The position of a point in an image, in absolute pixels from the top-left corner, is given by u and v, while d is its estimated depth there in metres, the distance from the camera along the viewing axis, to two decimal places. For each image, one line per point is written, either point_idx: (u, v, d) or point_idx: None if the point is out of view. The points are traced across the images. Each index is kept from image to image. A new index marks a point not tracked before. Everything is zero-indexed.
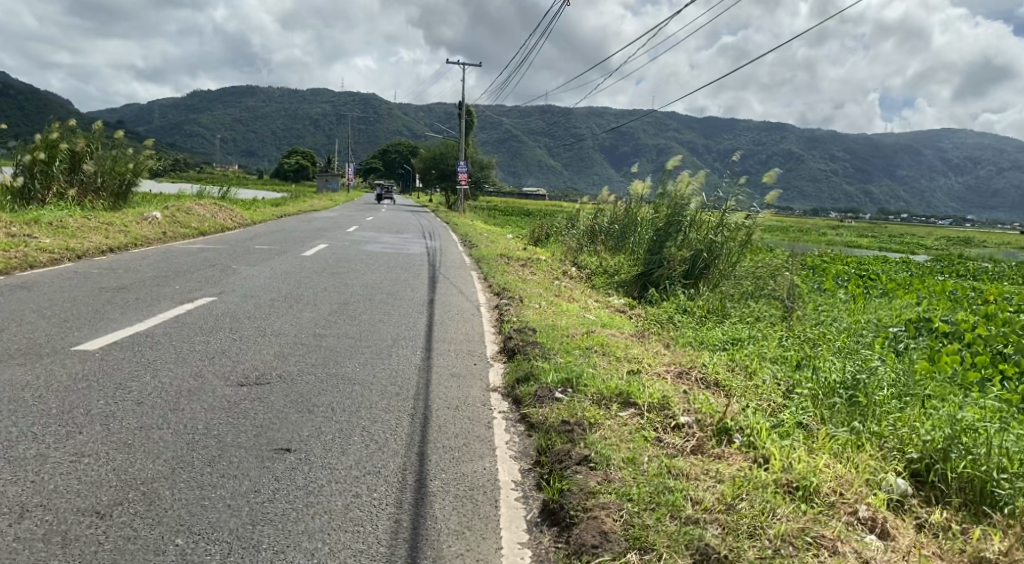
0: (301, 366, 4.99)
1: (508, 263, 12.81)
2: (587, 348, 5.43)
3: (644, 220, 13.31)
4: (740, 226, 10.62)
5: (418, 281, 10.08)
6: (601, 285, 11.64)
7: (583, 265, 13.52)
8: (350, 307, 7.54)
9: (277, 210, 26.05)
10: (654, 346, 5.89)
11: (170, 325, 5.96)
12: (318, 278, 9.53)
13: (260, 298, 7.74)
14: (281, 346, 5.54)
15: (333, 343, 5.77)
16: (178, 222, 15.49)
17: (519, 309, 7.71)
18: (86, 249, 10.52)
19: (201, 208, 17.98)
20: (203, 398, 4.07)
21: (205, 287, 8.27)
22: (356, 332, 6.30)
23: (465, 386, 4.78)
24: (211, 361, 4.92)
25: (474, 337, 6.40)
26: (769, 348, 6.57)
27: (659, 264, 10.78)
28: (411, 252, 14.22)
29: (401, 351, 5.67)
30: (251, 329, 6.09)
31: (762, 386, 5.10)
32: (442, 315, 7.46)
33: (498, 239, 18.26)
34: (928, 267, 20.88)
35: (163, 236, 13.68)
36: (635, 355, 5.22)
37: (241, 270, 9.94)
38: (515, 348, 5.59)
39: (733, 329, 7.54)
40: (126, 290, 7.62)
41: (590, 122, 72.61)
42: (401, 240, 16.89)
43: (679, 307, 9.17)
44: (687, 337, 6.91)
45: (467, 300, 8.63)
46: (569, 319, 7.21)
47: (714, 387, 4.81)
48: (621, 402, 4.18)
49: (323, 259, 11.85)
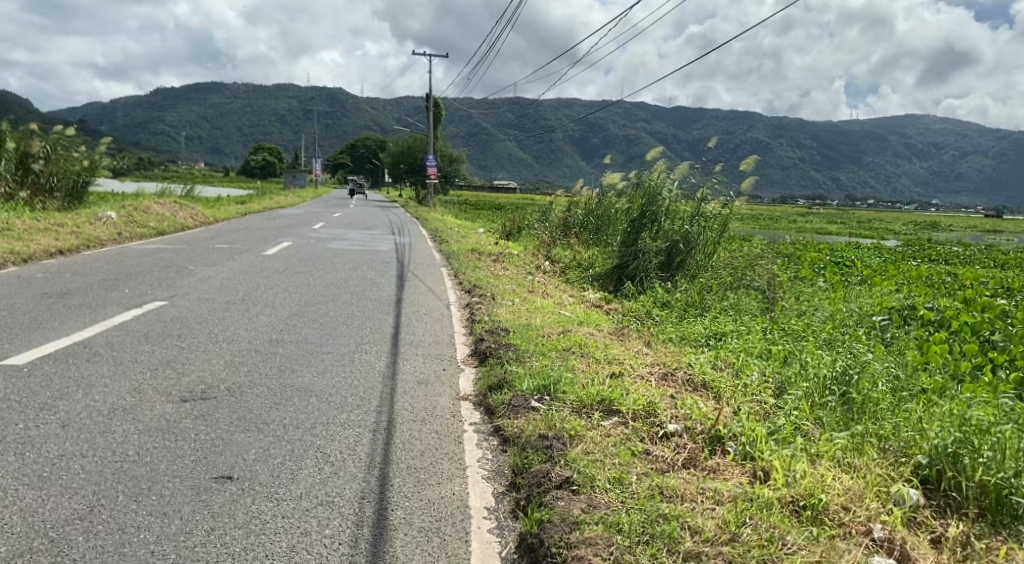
0: (254, 377, 4.57)
1: (480, 258, 12.43)
2: (563, 348, 5.08)
3: (618, 210, 13.02)
4: (716, 216, 10.39)
5: (386, 279, 9.66)
6: (576, 279, 11.31)
7: (556, 259, 13.19)
8: (312, 308, 7.10)
9: (241, 207, 25.28)
10: (635, 344, 5.58)
11: (114, 332, 5.50)
12: (280, 278, 9.06)
13: (215, 301, 7.26)
14: (233, 355, 5.11)
15: (291, 349, 5.35)
16: (135, 221, 14.82)
17: (491, 307, 7.35)
18: (33, 251, 9.91)
19: (160, 206, 17.27)
20: (138, 419, 3.63)
21: (158, 290, 7.77)
22: (318, 336, 5.89)
23: (432, 395, 4.41)
24: (154, 373, 4.48)
25: (444, 338, 6.03)
26: (755, 343, 6.30)
27: (634, 256, 10.48)
28: (380, 249, 13.76)
29: (364, 356, 5.27)
30: (202, 336, 5.64)
31: (752, 385, 4.84)
32: (410, 315, 7.06)
33: (470, 234, 17.85)
34: (900, 252, 20.94)
35: (119, 237, 13.05)
36: (616, 356, 4.90)
37: (199, 271, 9.42)
38: (487, 350, 5.24)
39: (714, 323, 7.26)
40: (70, 296, 7.09)
41: (560, 114, 72.39)
42: (370, 237, 16.40)
43: (656, 301, 8.88)
44: (668, 334, 6.62)
45: (437, 299, 8.25)
46: (544, 317, 6.87)
47: (701, 389, 4.51)
48: (603, 409, 3.86)
49: (287, 258, 11.35)
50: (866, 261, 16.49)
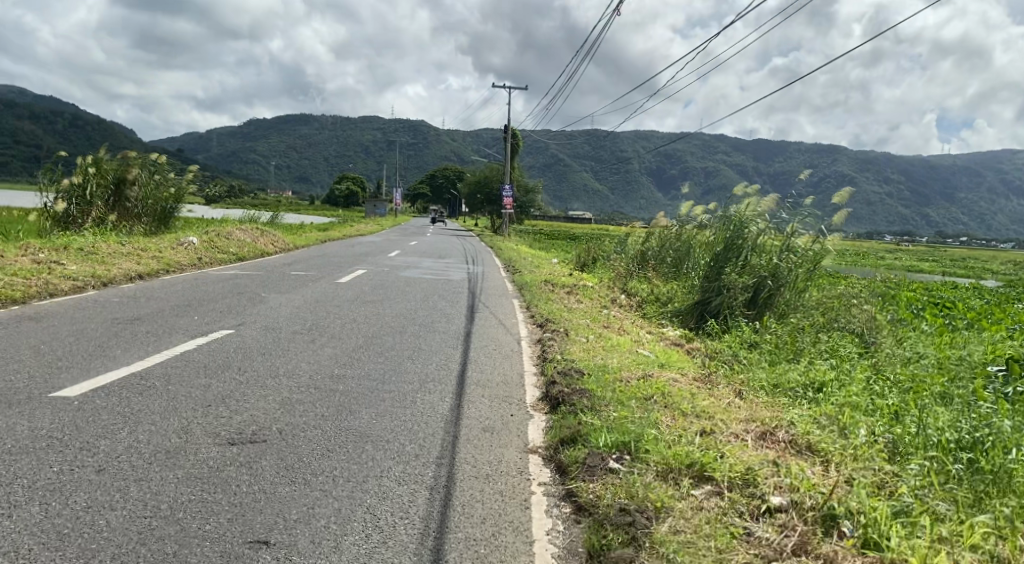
0: (309, 417, 4.29)
1: (553, 290, 12.01)
2: (644, 397, 4.55)
3: (700, 242, 12.35)
4: (809, 252, 9.62)
5: (456, 310, 9.36)
6: (654, 314, 10.72)
7: (633, 292, 12.62)
8: (378, 341, 6.83)
9: (320, 234, 25.86)
10: (726, 394, 4.98)
11: (173, 364, 5.41)
12: (348, 307, 8.91)
13: (281, 330, 7.12)
14: (290, 391, 4.87)
15: (351, 386, 5.06)
16: (215, 246, 15.22)
17: (563, 344, 6.87)
18: (114, 276, 10.18)
19: (241, 232, 17.76)
20: (178, 465, 3.41)
21: (226, 317, 7.73)
22: (380, 372, 5.59)
23: (498, 445, 3.98)
24: (205, 411, 4.30)
25: (512, 378, 5.60)
26: (861, 395, 5.56)
27: (718, 291, 9.78)
28: (451, 278, 13.56)
29: (426, 397, 4.89)
30: (261, 369, 5.45)
31: (864, 446, 4.15)
32: (478, 351, 6.67)
33: (544, 264, 17.45)
34: (1004, 293, 19.27)
35: (199, 262, 13.37)
36: (705, 408, 4.33)
37: (269, 298, 9.39)
38: (559, 396, 4.76)
39: (810, 370, 6.53)
40: (140, 322, 7.13)
41: (636, 145, 71.85)
42: (443, 266, 16.29)
43: (743, 343, 8.19)
44: (760, 383, 5.97)
45: (507, 333, 7.85)
46: (621, 357, 6.34)
47: (806, 452, 3.87)
48: (694, 475, 3.32)
49: (358, 286, 11.27)
50: (973, 303, 15.07)
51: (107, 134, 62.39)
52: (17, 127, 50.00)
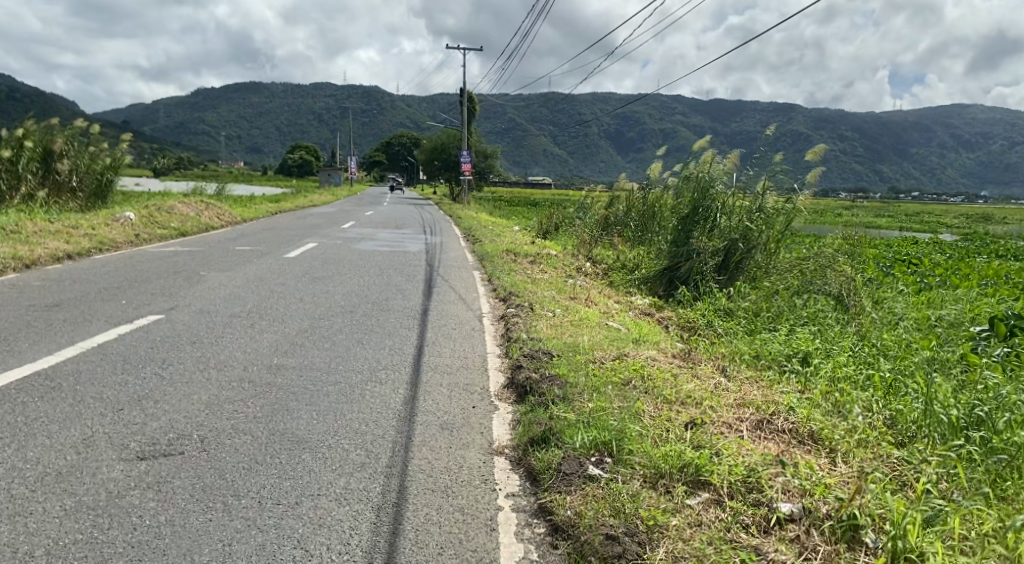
0: (238, 421, 3.69)
1: (516, 259, 11.47)
2: (622, 382, 4.07)
3: (666, 206, 11.92)
4: (780, 211, 9.25)
5: (413, 285, 8.76)
6: (621, 282, 10.26)
7: (599, 259, 12.15)
8: (325, 324, 6.21)
9: (271, 206, 24.69)
10: (710, 373, 4.54)
11: (90, 357, 4.75)
12: (296, 285, 8.24)
13: (219, 314, 6.46)
14: (219, 388, 4.25)
15: (291, 380, 4.48)
16: (156, 221, 14.24)
17: (529, 320, 6.35)
18: (38, 256, 9.29)
19: (184, 205, 16.73)
20: (70, 490, 2.76)
21: (158, 300, 7.00)
22: (326, 360, 5.01)
23: (457, 447, 3.44)
24: (115, 415, 3.65)
25: (474, 362, 5.08)
26: (850, 368, 5.21)
27: (687, 256, 9.36)
28: (408, 250, 12.88)
29: (376, 390, 4.34)
30: (189, 362, 4.81)
31: (867, 430, 3.75)
32: (437, 331, 6.12)
33: (505, 233, 16.85)
34: (962, 247, 19.40)
35: (136, 239, 12.45)
36: (691, 393, 3.88)
37: (211, 277, 8.66)
38: (527, 383, 4.24)
39: (791, 339, 6.16)
40: (58, 308, 6.38)
41: (595, 109, 71.17)
42: (401, 237, 15.57)
43: (717, 310, 7.80)
44: (741, 357, 5.55)
45: (468, 309, 7.30)
46: (591, 333, 5.85)
47: (808, 442, 3.46)
48: (688, 480, 2.88)
49: (309, 261, 10.53)
50: (933, 258, 15.01)
51: (44, 105, 58.99)
52: None
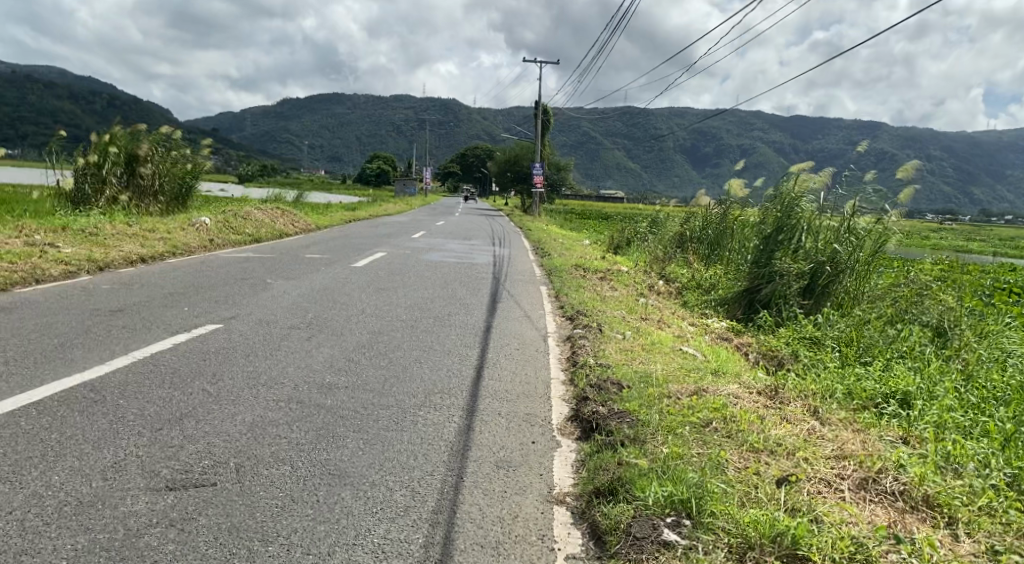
0: (278, 449, 3.51)
1: (584, 275, 11.06)
2: (701, 424, 3.59)
3: (745, 224, 11.30)
4: (871, 232, 8.40)
5: (476, 299, 8.48)
6: (696, 303, 9.69)
7: (672, 277, 11.58)
8: (383, 339, 5.98)
9: (344, 214, 25.12)
10: (801, 416, 3.97)
11: (140, 367, 4.67)
12: (358, 296, 8.10)
13: (276, 325, 6.34)
14: (265, 409, 4.09)
15: (340, 402, 4.25)
16: (230, 227, 14.55)
17: (597, 343, 5.93)
18: (113, 259, 9.50)
19: (258, 211, 17.09)
20: (86, 524, 2.58)
21: (219, 309, 6.96)
22: (379, 379, 4.77)
23: (513, 492, 3.09)
24: (153, 436, 3.57)
25: (536, 389, 4.71)
26: (961, 413, 4.49)
27: (769, 278, 8.69)
28: (475, 262, 12.64)
29: (429, 416, 4.04)
30: (239, 378, 4.67)
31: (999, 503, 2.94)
32: (498, 351, 5.80)
33: (574, 247, 16.46)
34: None
35: (209, 244, 12.69)
36: (781, 440, 3.34)
37: (275, 285, 8.63)
38: (593, 419, 3.83)
39: (888, 376, 5.44)
40: (121, 313, 6.40)
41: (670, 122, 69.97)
42: (468, 248, 15.40)
43: (803, 339, 7.13)
44: (831, 396, 4.91)
45: (532, 328, 6.95)
46: (664, 362, 5.35)
47: (924, 526, 2.67)
48: (783, 555, 2.41)
49: (373, 271, 10.43)
50: None
51: (140, 114, 62.49)
52: (54, 105, 49.62)
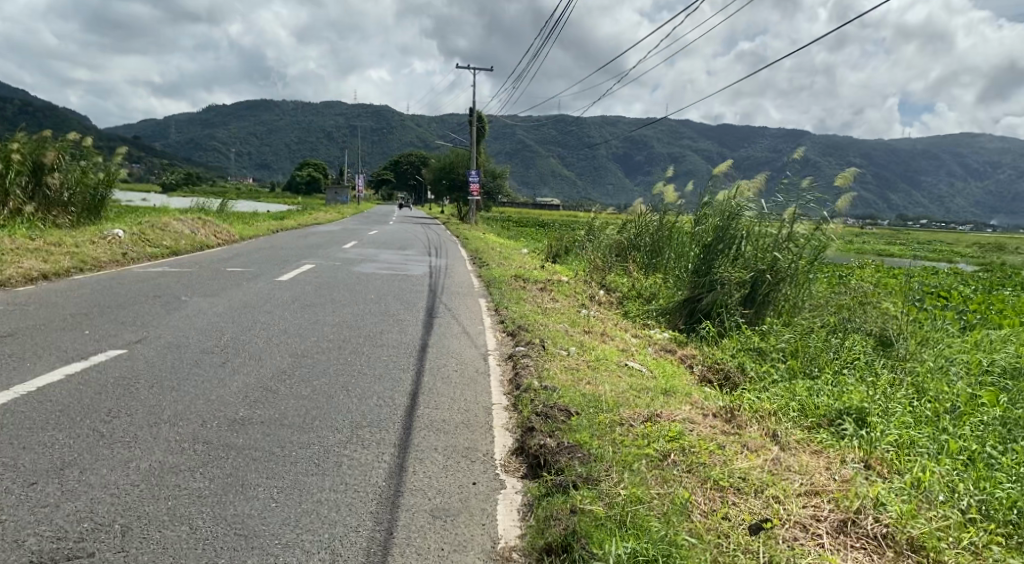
0: (178, 504, 3.01)
1: (524, 286, 10.72)
2: (658, 457, 3.27)
3: (684, 232, 11.22)
4: (811, 239, 8.47)
5: (411, 314, 8.02)
6: (637, 313, 9.48)
7: (611, 286, 11.35)
8: (307, 363, 5.47)
9: (273, 224, 24.08)
10: (760, 441, 3.71)
11: (21, 406, 4.06)
12: (283, 314, 7.52)
13: (189, 349, 5.75)
14: (166, 453, 3.55)
15: (255, 442, 3.75)
16: (146, 239, 13.59)
17: (540, 361, 5.57)
18: (8, 277, 8.60)
19: (179, 222, 16.09)
20: None
21: (124, 331, 6.29)
22: (301, 412, 4.28)
23: (451, 549, 2.70)
24: (23, 493, 3.01)
25: (476, 417, 4.30)
26: (917, 430, 4.35)
27: (710, 287, 8.55)
28: (410, 274, 12.14)
29: (356, 455, 3.59)
30: (139, 415, 4.09)
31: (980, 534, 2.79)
32: (434, 373, 5.38)
33: (512, 255, 16.13)
34: (983, 276, 18.59)
35: (123, 258, 11.78)
36: (747, 475, 3.06)
37: (191, 304, 7.95)
38: (541, 454, 3.46)
39: (840, 390, 5.28)
40: (8, 340, 5.68)
41: (603, 131, 70.92)
42: (402, 258, 14.87)
43: (747, 350, 6.98)
44: (785, 414, 4.70)
45: (471, 346, 6.54)
46: (612, 381, 5.03)
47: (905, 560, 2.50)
48: None
49: (301, 285, 9.80)
50: (964, 289, 14.11)
51: (53, 119, 59.03)
52: None
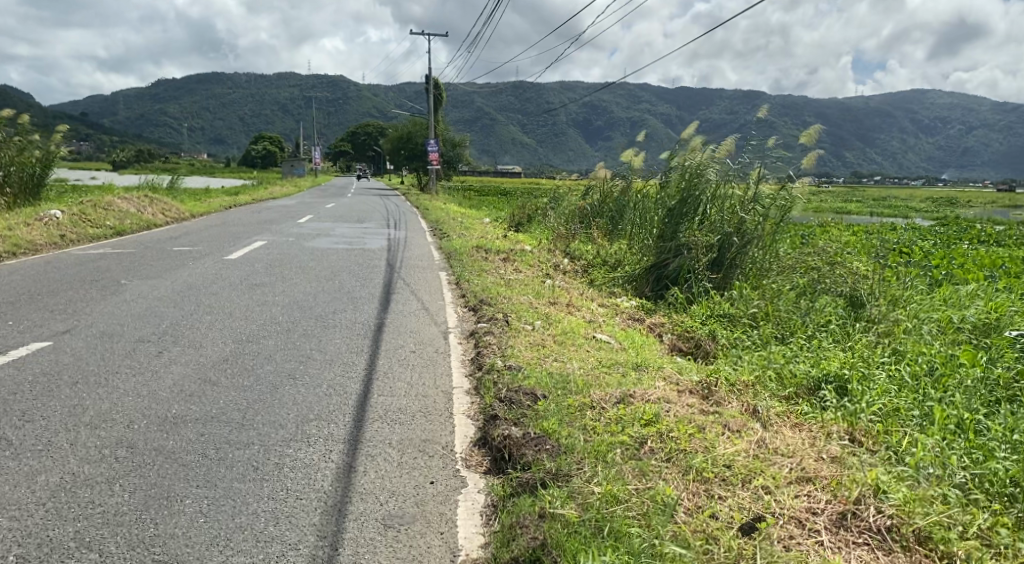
0: (88, 526, 2.57)
1: (486, 257, 10.33)
2: (634, 444, 2.98)
3: (649, 196, 10.92)
4: (777, 200, 8.16)
5: (369, 292, 7.58)
6: (603, 281, 9.18)
7: (576, 254, 11.02)
8: (252, 350, 5.03)
9: (226, 200, 23.14)
10: (742, 420, 3.45)
11: None
12: (230, 296, 7.02)
13: (123, 339, 5.25)
14: (82, 461, 3.08)
15: (187, 443, 3.31)
16: (86, 219, 12.79)
17: (503, 338, 5.21)
18: None
19: (123, 201, 15.24)
20: None
21: (53, 321, 5.74)
22: (242, 407, 3.85)
23: None
24: None
25: (434, 405, 3.95)
26: (901, 397, 4.16)
27: (676, 252, 8.29)
28: (368, 248, 11.65)
29: (300, 457, 3.20)
30: (57, 416, 3.60)
31: (984, 517, 2.59)
32: (391, 356, 4.98)
33: (473, 226, 15.71)
34: (941, 232, 18.77)
35: (60, 240, 11.03)
36: (734, 462, 2.80)
37: (132, 288, 7.39)
38: (504, 447, 3.13)
39: (817, 356, 5.07)
40: None
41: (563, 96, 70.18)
42: (360, 232, 14.30)
43: (718, 317, 6.74)
44: (762, 385, 4.47)
45: (432, 324, 6.16)
46: (580, 357, 4.71)
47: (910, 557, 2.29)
48: None
49: (252, 264, 9.27)
50: (925, 245, 14.17)
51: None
52: None
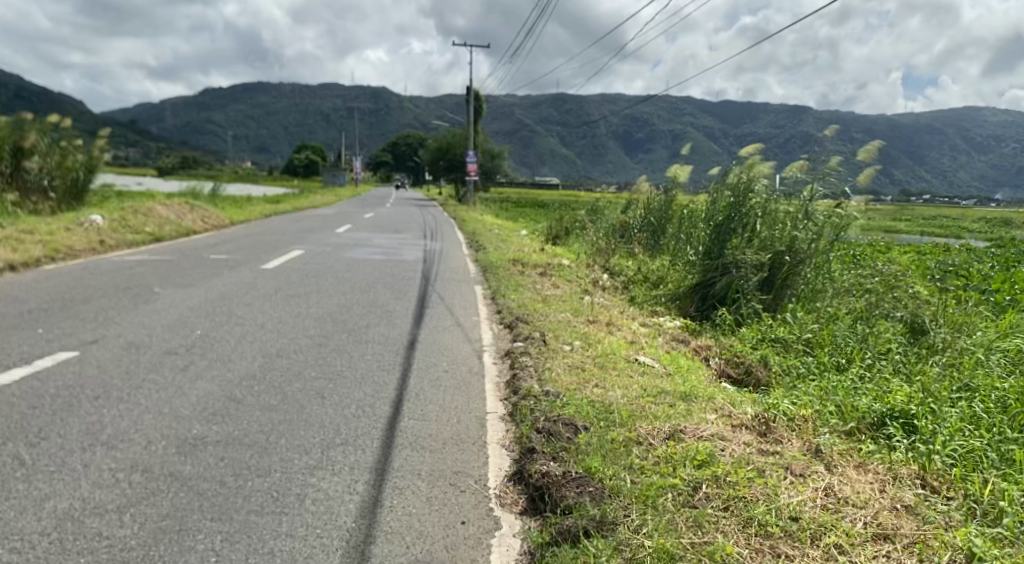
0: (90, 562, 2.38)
1: (523, 271, 10.09)
2: (687, 489, 2.69)
3: (694, 211, 10.56)
4: (832, 218, 7.73)
5: (402, 305, 7.39)
6: (644, 299, 8.85)
7: (615, 270, 10.72)
8: (280, 366, 4.85)
9: (267, 208, 23.37)
10: (805, 462, 3.13)
11: None
12: (263, 307, 6.91)
13: (151, 351, 5.13)
14: (94, 485, 2.92)
15: (206, 469, 3.12)
16: (129, 225, 12.95)
17: (541, 360, 4.94)
18: None
19: (166, 207, 15.44)
20: None
21: (84, 330, 5.67)
22: (265, 429, 3.66)
23: None
24: None
25: (468, 433, 3.70)
26: (977, 436, 3.77)
27: (722, 271, 7.92)
28: (404, 259, 11.52)
29: (322, 488, 2.97)
30: (74, 433, 3.46)
31: None
32: (423, 376, 4.76)
33: (511, 238, 15.49)
34: (999, 254, 17.89)
35: (102, 245, 11.14)
36: (802, 516, 2.49)
37: (165, 296, 7.33)
38: (543, 486, 2.87)
39: (880, 387, 4.68)
40: None
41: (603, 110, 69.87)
42: (397, 243, 14.22)
43: (768, 342, 6.35)
44: (822, 419, 4.11)
45: (466, 342, 5.92)
46: (623, 383, 4.41)
47: None
48: None
49: (287, 274, 9.18)
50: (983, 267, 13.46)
51: (47, 103, 58.13)
52: None
